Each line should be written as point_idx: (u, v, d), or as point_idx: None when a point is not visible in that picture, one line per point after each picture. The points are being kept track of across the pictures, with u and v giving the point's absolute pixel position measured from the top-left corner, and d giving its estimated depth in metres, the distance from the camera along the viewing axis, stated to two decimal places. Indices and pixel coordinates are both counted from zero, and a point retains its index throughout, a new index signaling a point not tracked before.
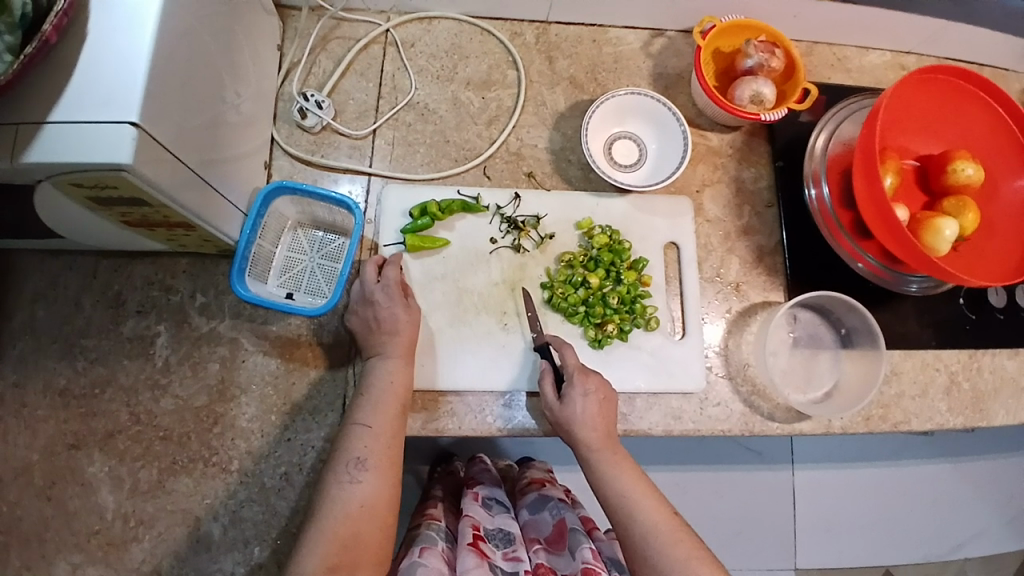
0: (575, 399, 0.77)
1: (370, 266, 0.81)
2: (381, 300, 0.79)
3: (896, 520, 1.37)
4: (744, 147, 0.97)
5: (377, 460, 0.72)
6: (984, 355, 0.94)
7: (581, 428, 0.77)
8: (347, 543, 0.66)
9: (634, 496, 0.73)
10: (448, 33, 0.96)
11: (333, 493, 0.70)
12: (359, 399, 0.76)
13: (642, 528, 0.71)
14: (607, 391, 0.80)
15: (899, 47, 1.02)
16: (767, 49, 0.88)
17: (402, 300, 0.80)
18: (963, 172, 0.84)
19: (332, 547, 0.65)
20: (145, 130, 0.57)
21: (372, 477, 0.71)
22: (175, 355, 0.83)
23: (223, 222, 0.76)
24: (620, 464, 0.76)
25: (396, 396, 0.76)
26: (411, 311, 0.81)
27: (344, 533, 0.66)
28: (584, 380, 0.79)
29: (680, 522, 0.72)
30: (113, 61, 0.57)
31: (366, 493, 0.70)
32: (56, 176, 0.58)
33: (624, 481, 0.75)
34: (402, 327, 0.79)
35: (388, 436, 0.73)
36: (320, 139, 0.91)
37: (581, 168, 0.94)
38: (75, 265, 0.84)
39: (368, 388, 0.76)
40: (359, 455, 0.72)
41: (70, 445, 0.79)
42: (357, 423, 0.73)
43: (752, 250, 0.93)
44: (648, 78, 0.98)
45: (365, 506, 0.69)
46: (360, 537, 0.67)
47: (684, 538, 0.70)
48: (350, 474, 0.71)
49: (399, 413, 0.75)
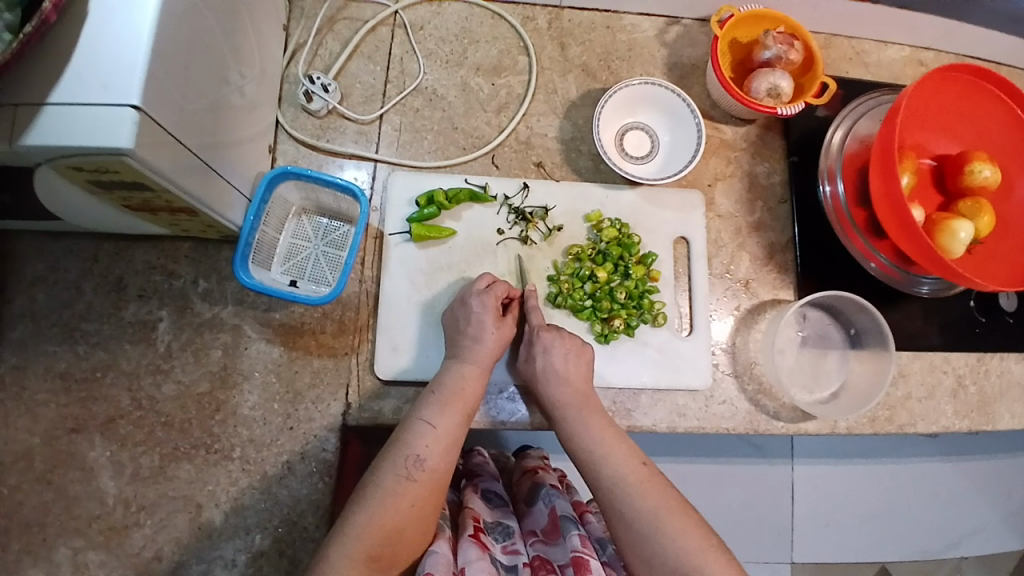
0: (536, 358, 0.78)
1: (500, 288, 0.80)
2: (475, 305, 0.78)
3: (893, 515, 1.37)
4: (758, 141, 0.95)
5: (435, 464, 0.70)
6: (992, 359, 0.93)
7: (547, 384, 0.77)
8: (389, 537, 0.66)
9: (603, 452, 0.73)
10: (458, 16, 0.94)
11: (384, 483, 0.68)
12: (427, 395, 0.74)
13: (609, 481, 0.72)
14: (575, 343, 0.79)
15: (918, 42, 1.00)
16: (786, 40, 0.85)
17: (496, 314, 0.78)
18: (980, 174, 0.82)
19: (376, 537, 0.65)
20: (147, 113, 0.55)
21: (425, 480, 0.69)
22: (176, 341, 0.82)
23: (226, 208, 0.74)
24: (588, 419, 0.76)
25: (464, 399, 0.74)
26: (503, 330, 0.79)
27: (390, 526, 0.66)
28: (546, 337, 0.78)
29: (650, 472, 0.72)
30: (112, 39, 0.55)
31: (418, 493, 0.68)
32: (57, 159, 0.57)
33: (593, 436, 0.74)
34: (488, 338, 0.77)
35: (449, 441, 0.71)
36: (325, 123, 0.89)
37: (591, 159, 0.92)
38: (76, 247, 0.83)
39: (439, 385, 0.75)
40: (420, 453, 0.69)
41: (71, 430, 0.79)
42: (421, 419, 0.72)
43: (762, 247, 0.92)
44: (662, 68, 0.96)
45: (415, 506, 0.67)
46: (403, 532, 0.67)
47: (653, 488, 0.70)
48: (407, 470, 0.69)
49: (464, 421, 0.73)
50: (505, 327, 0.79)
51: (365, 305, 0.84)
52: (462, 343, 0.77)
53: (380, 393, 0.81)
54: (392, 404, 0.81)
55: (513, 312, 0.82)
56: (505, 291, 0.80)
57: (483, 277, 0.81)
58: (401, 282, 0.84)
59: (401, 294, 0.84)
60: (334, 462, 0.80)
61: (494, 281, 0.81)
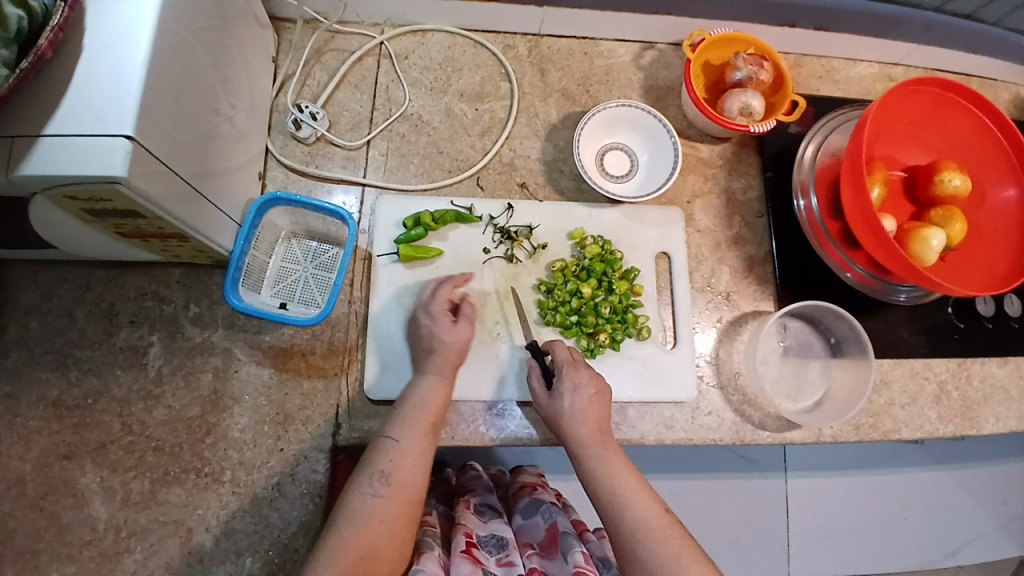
0: (563, 394, 0.77)
1: (445, 289, 0.83)
2: (424, 319, 0.82)
3: (890, 526, 1.38)
4: (734, 158, 0.98)
5: (402, 477, 0.71)
6: (974, 364, 0.95)
7: (571, 422, 0.77)
8: (365, 558, 0.64)
9: (625, 495, 0.71)
10: (441, 45, 0.97)
11: (355, 505, 0.68)
12: (392, 414, 0.76)
13: (631, 525, 0.68)
14: (601, 385, 0.80)
15: (886, 59, 1.04)
16: (756, 62, 0.89)
17: (447, 321, 0.81)
18: (950, 183, 0.85)
19: (351, 560, 0.63)
20: (140, 143, 0.57)
21: (394, 496, 0.69)
22: (168, 366, 0.83)
23: (218, 233, 0.76)
24: (610, 459, 0.74)
25: (428, 416, 0.76)
26: (457, 333, 0.81)
27: (362, 548, 0.64)
28: (573, 373, 0.79)
29: (671, 520, 0.70)
30: (107, 74, 0.57)
31: (388, 509, 0.68)
32: (51, 189, 0.59)
33: (616, 478, 0.73)
34: (443, 346, 0.80)
35: (416, 450, 0.73)
36: (314, 150, 0.91)
37: (573, 179, 0.95)
38: (70, 274, 0.85)
39: (403, 403, 0.77)
40: (384, 469, 0.71)
41: (63, 456, 0.79)
42: (386, 436, 0.74)
43: (741, 260, 0.95)
44: (639, 90, 0.99)
45: (384, 522, 0.67)
46: (379, 552, 0.65)
47: (674, 534, 0.67)
48: (373, 487, 0.69)
49: (429, 433, 0.75)
50: (458, 331, 0.81)
51: (354, 326, 0.86)
52: (428, 357, 0.80)
53: (370, 413, 0.83)
54: (380, 423, 0.82)
55: (467, 316, 0.82)
56: (447, 295, 0.83)
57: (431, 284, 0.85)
58: (392, 304, 0.86)
59: (389, 313, 0.86)
60: (325, 484, 0.80)
61: (441, 284, 0.85)
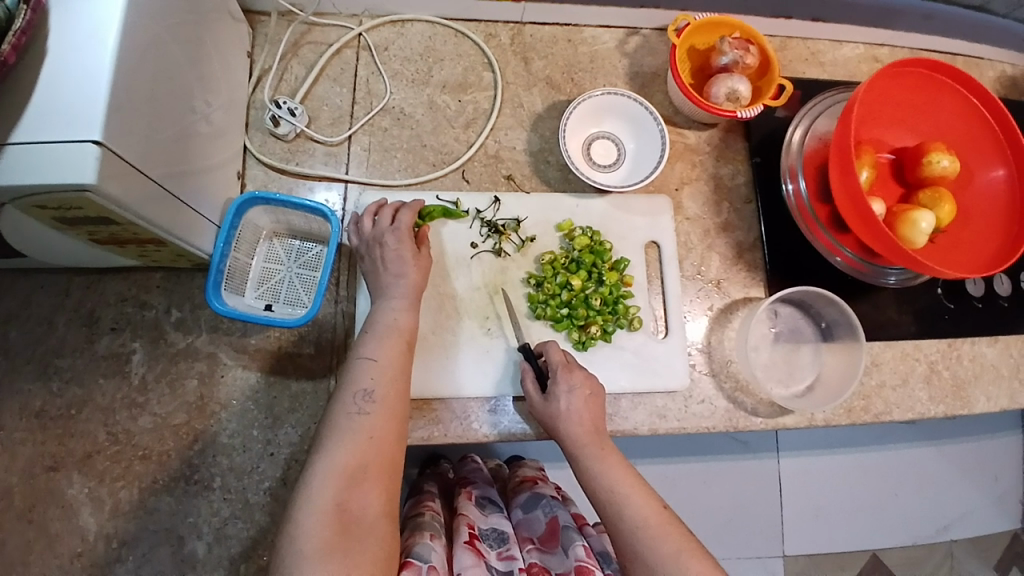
0: (559, 396, 0.77)
1: (405, 214, 0.81)
2: (390, 242, 0.78)
3: (883, 503, 1.39)
4: (721, 144, 0.97)
5: (384, 393, 0.69)
6: (963, 345, 0.95)
7: (565, 424, 0.76)
8: (355, 475, 0.63)
9: (624, 493, 0.71)
10: (421, 35, 0.95)
11: (340, 424, 0.66)
12: (363, 336, 0.74)
13: (631, 523, 0.68)
14: (594, 385, 0.79)
15: (872, 40, 1.03)
16: (741, 45, 0.87)
17: (412, 247, 0.79)
18: (938, 164, 0.84)
19: (341, 480, 0.62)
20: (109, 147, 0.55)
21: (379, 411, 0.68)
22: (152, 372, 0.81)
23: (196, 236, 0.75)
24: (607, 458, 0.74)
25: (402, 334, 0.74)
26: (421, 261, 0.80)
27: (351, 466, 0.63)
28: (568, 375, 0.78)
29: (669, 517, 0.69)
30: (73, 77, 0.55)
31: (375, 425, 0.66)
32: (20, 199, 0.57)
33: (612, 477, 0.72)
34: (409, 271, 0.78)
35: (394, 369, 0.71)
36: (294, 147, 0.89)
37: (559, 169, 0.94)
38: (46, 282, 0.82)
39: (373, 325, 0.75)
40: (367, 387, 0.69)
41: (49, 467, 0.78)
42: (362, 356, 0.71)
43: (731, 247, 0.94)
44: (624, 77, 0.98)
45: (373, 438, 0.65)
46: (369, 467, 0.64)
47: (674, 531, 0.67)
48: (357, 405, 0.67)
49: (405, 350, 0.73)
50: (422, 258, 0.80)
51: (341, 325, 0.84)
52: (396, 284, 0.78)
53: None
54: None
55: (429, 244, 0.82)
56: (411, 219, 0.81)
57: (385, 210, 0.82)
58: None
59: None
60: None
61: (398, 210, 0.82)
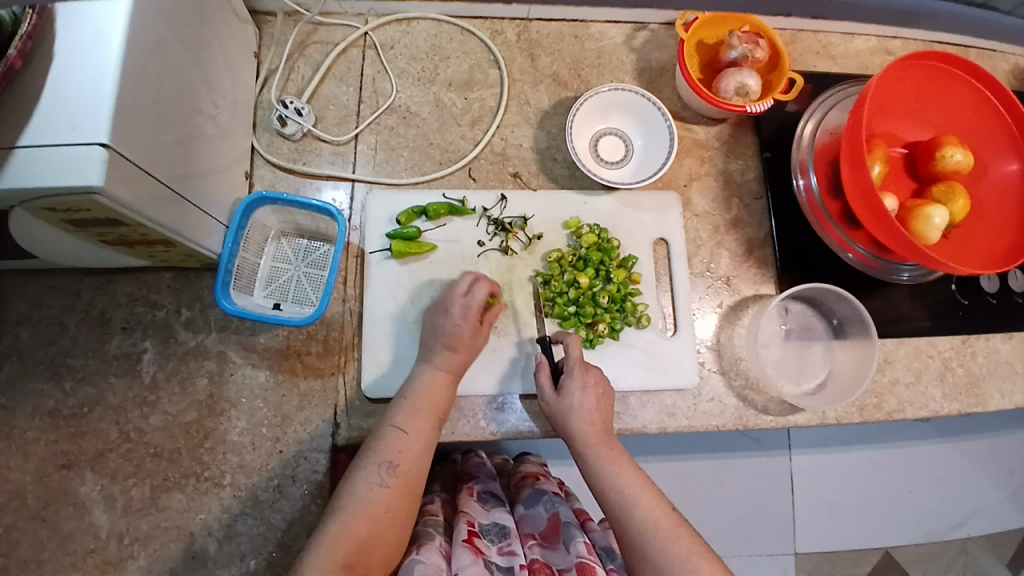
0: (572, 392, 0.76)
1: (484, 293, 0.80)
2: (455, 315, 0.78)
3: (896, 500, 1.37)
4: (731, 139, 0.96)
5: (408, 467, 0.71)
6: (978, 341, 0.93)
7: (575, 422, 0.75)
8: (362, 545, 0.64)
9: (633, 494, 0.70)
10: (427, 33, 0.95)
11: (358, 492, 0.68)
12: (398, 402, 0.75)
13: (641, 527, 0.67)
14: (607, 388, 0.79)
15: (883, 32, 1.01)
16: (751, 39, 0.86)
17: (474, 325, 0.79)
18: (951, 158, 0.83)
19: (349, 546, 0.63)
20: (116, 150, 0.56)
21: (398, 486, 0.69)
22: (162, 371, 0.82)
23: (204, 236, 0.75)
24: (619, 463, 0.74)
25: (436, 403, 0.75)
26: (478, 339, 0.79)
27: (361, 535, 0.64)
28: (581, 373, 0.77)
29: (678, 518, 0.69)
30: (80, 80, 0.56)
31: (391, 499, 0.68)
32: (27, 202, 0.57)
33: (622, 478, 0.72)
34: (462, 345, 0.78)
35: (421, 445, 0.73)
36: (301, 146, 0.90)
37: (566, 166, 0.93)
38: (59, 282, 0.83)
39: (408, 391, 0.76)
40: (392, 459, 0.70)
41: (62, 466, 0.79)
42: (393, 424, 0.73)
43: (740, 243, 0.93)
44: (631, 73, 0.97)
45: (388, 513, 0.67)
46: (376, 540, 0.65)
47: (683, 533, 0.67)
48: (379, 475, 0.69)
49: (436, 424, 0.75)
50: (479, 337, 0.79)
51: (350, 324, 0.84)
52: (445, 353, 0.78)
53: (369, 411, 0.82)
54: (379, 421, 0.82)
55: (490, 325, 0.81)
56: (485, 295, 0.80)
57: (466, 277, 0.81)
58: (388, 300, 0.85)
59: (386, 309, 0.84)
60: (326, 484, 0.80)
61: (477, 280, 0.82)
